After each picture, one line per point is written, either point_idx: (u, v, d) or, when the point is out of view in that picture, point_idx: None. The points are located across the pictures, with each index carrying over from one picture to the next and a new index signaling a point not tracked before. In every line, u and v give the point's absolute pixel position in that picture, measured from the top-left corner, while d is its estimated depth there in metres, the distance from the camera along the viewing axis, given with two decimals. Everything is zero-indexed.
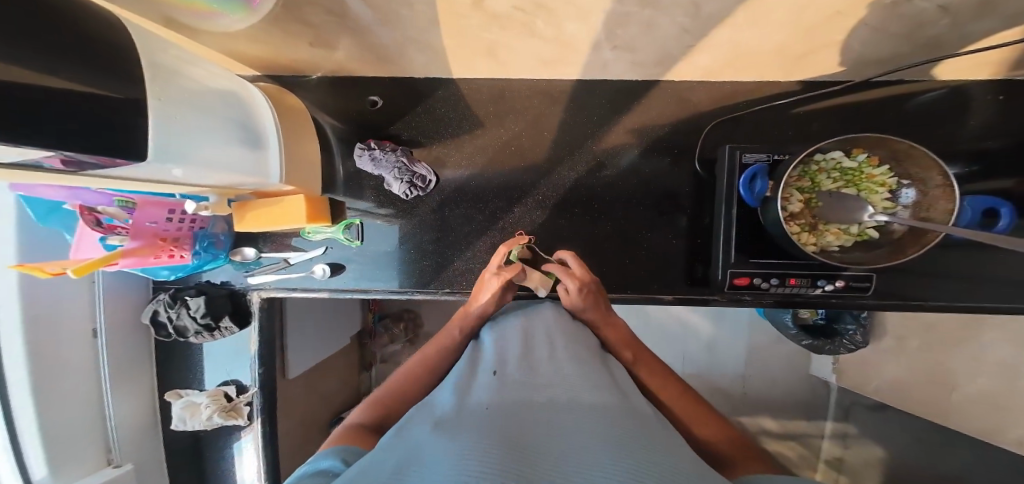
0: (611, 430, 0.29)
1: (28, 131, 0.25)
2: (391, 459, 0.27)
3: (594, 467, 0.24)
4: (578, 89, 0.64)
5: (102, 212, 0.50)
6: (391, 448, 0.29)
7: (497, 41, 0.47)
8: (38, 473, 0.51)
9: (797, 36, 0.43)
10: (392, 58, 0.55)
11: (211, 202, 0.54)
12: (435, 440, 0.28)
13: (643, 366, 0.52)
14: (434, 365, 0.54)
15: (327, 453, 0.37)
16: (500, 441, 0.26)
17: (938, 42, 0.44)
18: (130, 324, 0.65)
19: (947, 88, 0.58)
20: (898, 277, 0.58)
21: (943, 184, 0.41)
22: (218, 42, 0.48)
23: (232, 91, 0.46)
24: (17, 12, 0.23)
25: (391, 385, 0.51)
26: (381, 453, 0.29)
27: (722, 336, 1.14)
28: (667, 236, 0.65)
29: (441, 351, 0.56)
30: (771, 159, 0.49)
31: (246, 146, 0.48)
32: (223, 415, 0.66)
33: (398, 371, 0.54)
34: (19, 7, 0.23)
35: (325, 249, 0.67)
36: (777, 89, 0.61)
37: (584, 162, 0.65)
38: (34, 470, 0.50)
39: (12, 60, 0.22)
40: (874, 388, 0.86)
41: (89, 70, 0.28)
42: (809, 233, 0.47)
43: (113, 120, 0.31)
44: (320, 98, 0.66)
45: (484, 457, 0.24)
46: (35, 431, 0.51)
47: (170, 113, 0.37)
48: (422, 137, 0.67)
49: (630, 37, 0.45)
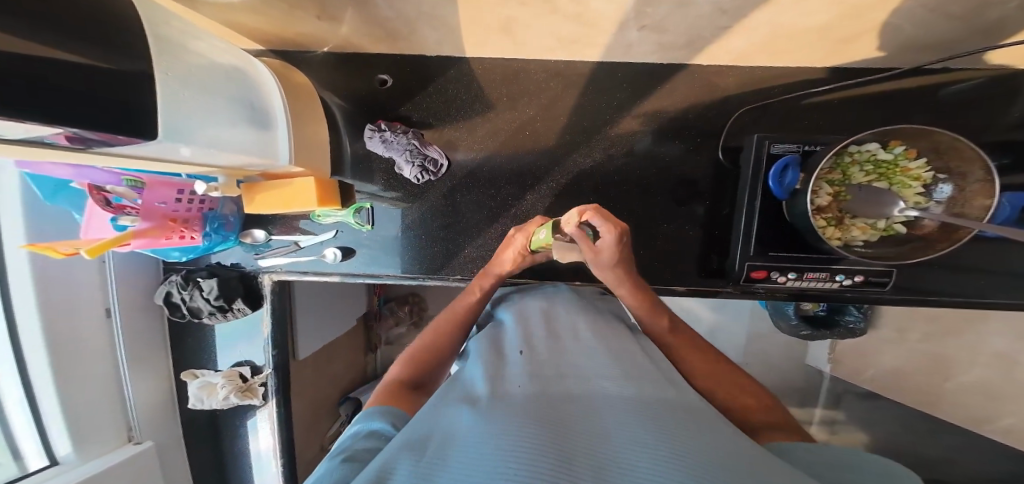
0: (642, 405, 0.30)
1: (34, 107, 0.24)
2: (435, 440, 0.27)
3: (634, 441, 0.24)
4: (597, 70, 0.61)
5: (111, 191, 0.48)
6: (427, 426, 0.30)
7: (517, 17, 0.45)
8: (64, 452, 0.54)
9: (844, 17, 0.40)
10: (402, 34, 0.52)
11: (221, 183, 0.52)
12: (469, 424, 0.28)
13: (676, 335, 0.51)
14: (461, 322, 0.54)
15: (379, 412, 0.39)
16: (534, 422, 0.26)
17: (995, 24, 0.41)
18: (145, 304, 0.65)
19: (990, 76, 0.55)
20: (918, 272, 0.57)
21: (984, 179, 0.40)
22: (221, 15, 0.45)
23: (239, 68, 0.45)
24: None
25: (424, 340, 0.53)
26: (420, 433, 0.29)
27: (726, 325, 1.15)
28: (684, 226, 0.63)
29: (467, 308, 0.56)
30: (802, 149, 0.47)
31: (252, 125, 0.46)
32: (240, 395, 0.67)
33: (431, 325, 0.55)
34: None
35: (335, 232, 0.66)
36: (809, 73, 0.58)
37: (600, 148, 0.63)
38: (59, 450, 0.54)
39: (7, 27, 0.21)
40: (870, 376, 0.86)
41: (89, 44, 0.26)
42: (835, 227, 0.46)
43: (122, 98, 0.30)
44: (327, 77, 0.64)
45: (523, 439, 0.24)
46: (58, 409, 0.53)
47: (177, 87, 0.36)
48: (432, 119, 0.64)
49: (660, 16, 0.42)
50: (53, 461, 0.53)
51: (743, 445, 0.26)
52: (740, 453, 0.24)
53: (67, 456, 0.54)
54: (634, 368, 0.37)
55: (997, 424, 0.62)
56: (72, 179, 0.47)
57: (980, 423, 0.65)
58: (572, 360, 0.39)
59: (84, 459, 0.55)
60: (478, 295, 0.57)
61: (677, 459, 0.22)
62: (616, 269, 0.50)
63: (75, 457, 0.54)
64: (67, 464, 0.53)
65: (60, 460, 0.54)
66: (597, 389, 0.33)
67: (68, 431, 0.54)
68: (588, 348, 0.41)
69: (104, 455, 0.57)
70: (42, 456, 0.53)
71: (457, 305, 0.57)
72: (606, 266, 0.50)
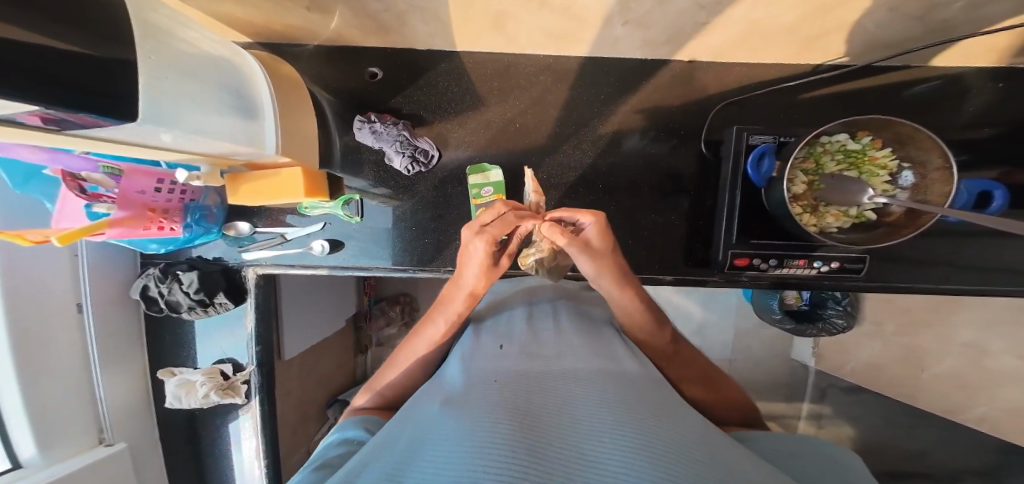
0: (598, 397, 0.32)
1: (15, 86, 0.23)
2: (406, 444, 0.28)
3: (582, 433, 0.27)
4: (585, 66, 0.63)
5: (86, 179, 0.46)
6: (401, 433, 0.31)
7: (507, 11, 0.46)
8: (27, 454, 0.51)
9: (813, 14, 0.43)
10: (393, 27, 0.52)
11: (202, 172, 0.51)
12: (442, 424, 0.29)
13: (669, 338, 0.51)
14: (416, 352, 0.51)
15: (351, 423, 0.44)
16: (505, 419, 0.27)
17: (949, 24, 0.44)
18: (120, 299, 0.63)
19: (946, 77, 0.59)
20: (890, 262, 0.60)
21: (942, 166, 0.42)
22: (210, 4, 0.45)
23: (225, 57, 0.44)
24: None
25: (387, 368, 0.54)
26: (394, 442, 0.30)
27: (711, 318, 1.19)
28: (670, 217, 0.65)
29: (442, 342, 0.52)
30: (778, 140, 0.50)
31: (239, 115, 0.46)
32: (219, 393, 0.65)
33: (392, 360, 0.54)
34: None
35: (323, 225, 0.65)
36: (785, 72, 0.61)
37: (589, 143, 0.65)
38: (22, 452, 0.50)
39: None
40: (851, 369, 0.92)
41: (74, 27, 0.26)
42: (810, 214, 0.48)
43: (104, 83, 0.29)
44: (316, 69, 0.63)
45: (492, 437, 0.25)
46: (24, 414, 0.50)
47: (159, 72, 0.35)
48: (424, 112, 0.65)
49: (643, 13, 0.44)
50: (15, 464, 0.50)
51: (704, 437, 0.28)
52: (681, 438, 0.26)
53: (31, 458, 0.51)
54: (607, 366, 0.38)
55: (971, 413, 0.65)
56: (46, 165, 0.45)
57: (955, 413, 0.68)
58: (547, 357, 0.40)
59: (49, 462, 0.52)
60: (448, 323, 0.50)
61: (631, 460, 0.23)
62: (611, 255, 0.48)
63: (40, 459, 0.51)
64: (30, 468, 0.50)
65: (23, 463, 0.50)
66: (569, 383, 0.35)
67: (33, 433, 0.51)
68: (557, 347, 0.43)
69: (70, 458, 0.54)
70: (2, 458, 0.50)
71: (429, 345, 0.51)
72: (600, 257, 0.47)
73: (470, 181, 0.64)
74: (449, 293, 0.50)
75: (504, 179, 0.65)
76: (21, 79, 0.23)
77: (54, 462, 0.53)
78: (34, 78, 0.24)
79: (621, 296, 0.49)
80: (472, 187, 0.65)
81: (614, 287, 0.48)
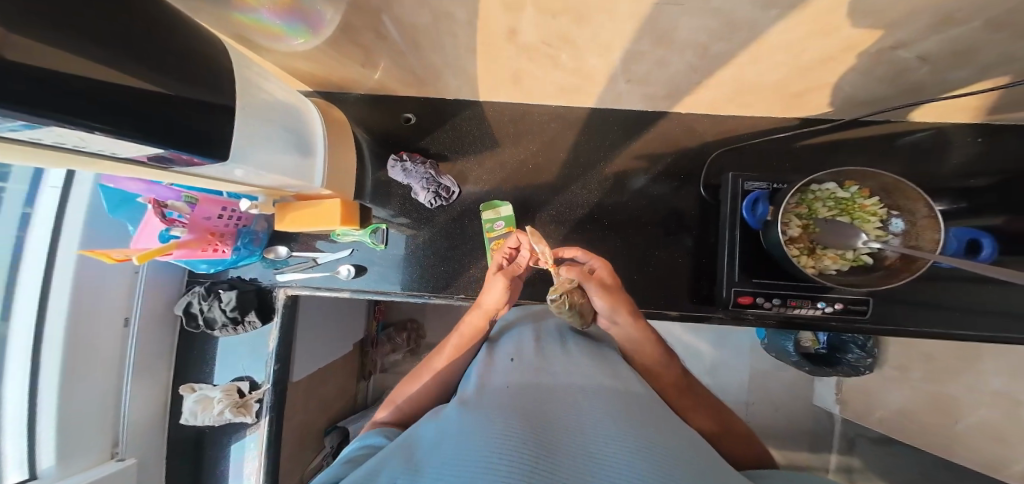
0: (602, 410, 0.34)
1: (129, 129, 0.29)
2: (430, 446, 0.31)
3: (587, 443, 0.29)
4: (593, 115, 0.70)
5: (168, 206, 0.53)
6: (425, 434, 0.34)
7: (525, 70, 0.53)
8: (45, 464, 0.52)
9: (795, 75, 0.48)
10: (428, 80, 0.60)
11: (260, 201, 0.60)
12: (461, 426, 0.32)
13: (670, 364, 0.53)
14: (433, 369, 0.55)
15: (373, 432, 0.46)
16: (520, 423, 0.30)
17: (918, 88, 0.49)
18: (161, 315, 0.69)
19: (932, 131, 0.63)
20: (896, 304, 0.61)
21: (929, 215, 0.45)
22: (282, 61, 0.54)
23: (296, 105, 0.52)
24: (127, 24, 0.27)
25: (405, 384, 0.56)
26: (419, 444, 0.33)
27: (723, 358, 1.16)
28: (674, 254, 0.68)
29: (462, 359, 0.55)
30: (771, 187, 0.55)
31: (299, 153, 0.53)
32: (233, 411, 0.68)
33: (413, 372, 0.57)
34: (127, 21, 0.27)
35: (350, 251, 0.71)
36: (778, 123, 0.66)
37: (596, 183, 0.70)
38: (41, 462, 0.52)
39: (116, 63, 0.26)
40: (878, 418, 0.87)
41: (183, 80, 0.32)
42: (807, 256, 0.51)
43: (204, 127, 0.36)
44: (357, 113, 0.72)
45: (507, 436, 0.28)
46: (51, 428, 0.53)
47: (249, 123, 0.42)
48: (448, 152, 0.72)
49: (643, 71, 0.50)
50: (30, 475, 0.51)
51: (706, 457, 0.30)
52: (678, 451, 0.29)
53: (47, 470, 0.52)
54: (614, 384, 0.41)
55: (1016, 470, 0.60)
56: (141, 195, 0.53)
57: (995, 469, 0.63)
58: (557, 373, 0.43)
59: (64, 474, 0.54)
60: (465, 341, 0.56)
61: (632, 468, 0.26)
62: (619, 288, 0.52)
63: (55, 471, 0.53)
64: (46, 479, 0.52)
65: (38, 474, 0.52)
66: (577, 396, 0.37)
67: (56, 446, 0.53)
68: (565, 365, 0.46)
69: (82, 472, 0.56)
70: (22, 469, 0.51)
71: (444, 360, 0.55)
72: (613, 291, 0.51)
73: (484, 217, 0.69)
74: (469, 315, 0.56)
75: (514, 214, 0.70)
76: (135, 124, 0.29)
77: (67, 476, 0.54)
78: (148, 123, 0.30)
79: (632, 326, 0.52)
80: (484, 222, 0.70)
81: (628, 321, 0.51)
